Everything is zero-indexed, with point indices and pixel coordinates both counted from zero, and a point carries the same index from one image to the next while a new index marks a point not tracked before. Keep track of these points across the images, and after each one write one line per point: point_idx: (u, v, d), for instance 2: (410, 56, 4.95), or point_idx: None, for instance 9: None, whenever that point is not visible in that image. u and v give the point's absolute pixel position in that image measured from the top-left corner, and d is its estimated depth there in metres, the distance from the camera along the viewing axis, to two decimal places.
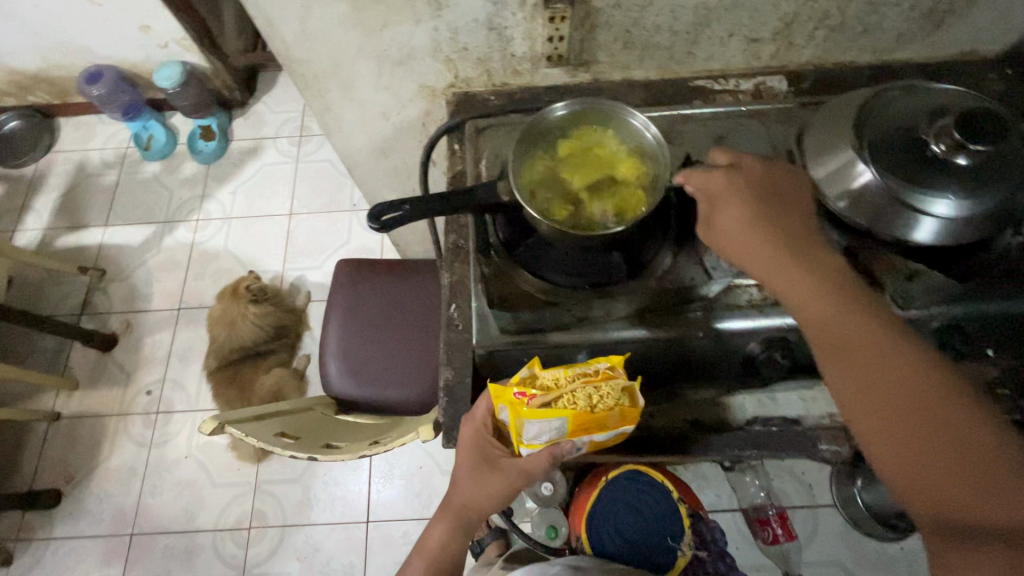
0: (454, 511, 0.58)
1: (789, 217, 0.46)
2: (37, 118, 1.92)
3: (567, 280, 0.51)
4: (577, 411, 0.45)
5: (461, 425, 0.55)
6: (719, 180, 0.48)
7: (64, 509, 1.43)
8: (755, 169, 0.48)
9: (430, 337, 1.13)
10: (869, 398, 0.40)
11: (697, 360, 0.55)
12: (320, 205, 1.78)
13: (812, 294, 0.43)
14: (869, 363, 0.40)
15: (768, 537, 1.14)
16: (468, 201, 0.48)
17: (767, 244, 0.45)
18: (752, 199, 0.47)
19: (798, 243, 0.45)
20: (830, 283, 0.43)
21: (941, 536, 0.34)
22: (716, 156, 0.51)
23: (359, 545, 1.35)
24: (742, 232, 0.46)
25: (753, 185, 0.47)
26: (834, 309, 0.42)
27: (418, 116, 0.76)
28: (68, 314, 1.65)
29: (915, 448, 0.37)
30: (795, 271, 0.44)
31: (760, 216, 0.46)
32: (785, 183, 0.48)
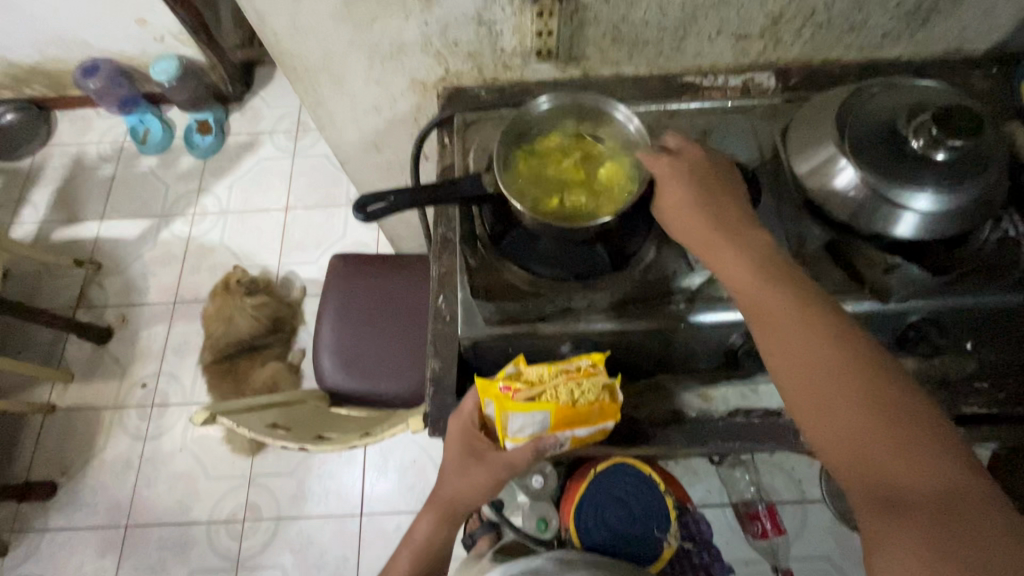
0: (442, 503, 0.58)
1: (725, 200, 0.48)
2: (33, 111, 1.92)
3: (550, 271, 0.51)
4: (560, 405, 0.47)
5: (449, 420, 0.55)
6: (661, 166, 0.49)
7: (59, 501, 1.43)
8: (697, 157, 0.50)
9: (423, 330, 1.14)
10: (798, 369, 0.39)
11: (679, 352, 0.57)
12: (316, 200, 1.78)
13: (746, 271, 0.44)
14: (799, 336, 0.40)
15: (757, 531, 1.17)
16: (453, 192, 0.48)
17: (705, 225, 0.46)
18: (692, 184, 0.48)
19: (733, 225, 0.46)
20: (762, 260, 0.44)
21: (874, 507, 0.34)
22: (665, 140, 0.52)
23: (352, 538, 1.36)
24: (682, 213, 0.47)
25: (694, 171, 0.49)
26: (770, 286, 0.42)
27: (409, 110, 0.77)
28: (64, 307, 1.66)
29: (843, 418, 0.37)
30: (731, 249, 0.45)
31: (699, 199, 0.47)
32: (723, 172, 0.50)
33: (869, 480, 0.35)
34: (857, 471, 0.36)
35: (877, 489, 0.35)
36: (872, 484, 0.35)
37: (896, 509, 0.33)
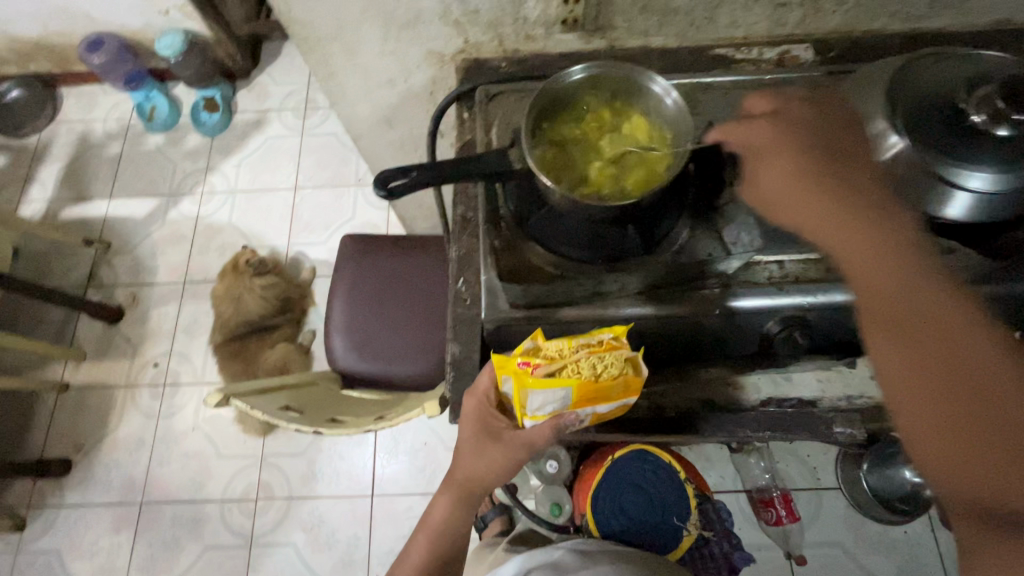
0: (458, 484, 0.57)
1: (846, 167, 0.45)
2: (39, 87, 1.89)
3: (579, 253, 0.49)
4: (583, 380, 0.43)
5: (464, 396, 0.54)
6: (765, 134, 0.48)
7: (75, 477, 1.45)
8: (807, 120, 0.48)
9: (436, 313, 1.12)
10: (906, 352, 0.39)
11: (710, 338, 0.54)
12: (324, 179, 1.75)
13: (857, 245, 0.43)
14: (914, 318, 0.39)
15: (771, 518, 1.18)
16: (478, 167, 0.46)
17: (811, 195, 0.45)
18: (800, 152, 0.47)
19: (847, 195, 0.45)
20: (878, 248, 0.42)
21: (964, 494, 0.35)
22: (755, 103, 0.50)
23: (364, 518, 1.37)
24: (785, 183, 0.46)
25: (807, 137, 0.47)
26: (884, 276, 0.41)
27: (425, 83, 0.74)
28: (74, 287, 1.65)
29: (948, 406, 0.36)
30: (840, 222, 0.44)
31: (806, 168, 0.46)
32: (846, 132, 0.47)
33: (960, 468, 0.35)
34: (952, 460, 0.35)
35: (969, 478, 0.34)
36: (964, 474, 0.35)
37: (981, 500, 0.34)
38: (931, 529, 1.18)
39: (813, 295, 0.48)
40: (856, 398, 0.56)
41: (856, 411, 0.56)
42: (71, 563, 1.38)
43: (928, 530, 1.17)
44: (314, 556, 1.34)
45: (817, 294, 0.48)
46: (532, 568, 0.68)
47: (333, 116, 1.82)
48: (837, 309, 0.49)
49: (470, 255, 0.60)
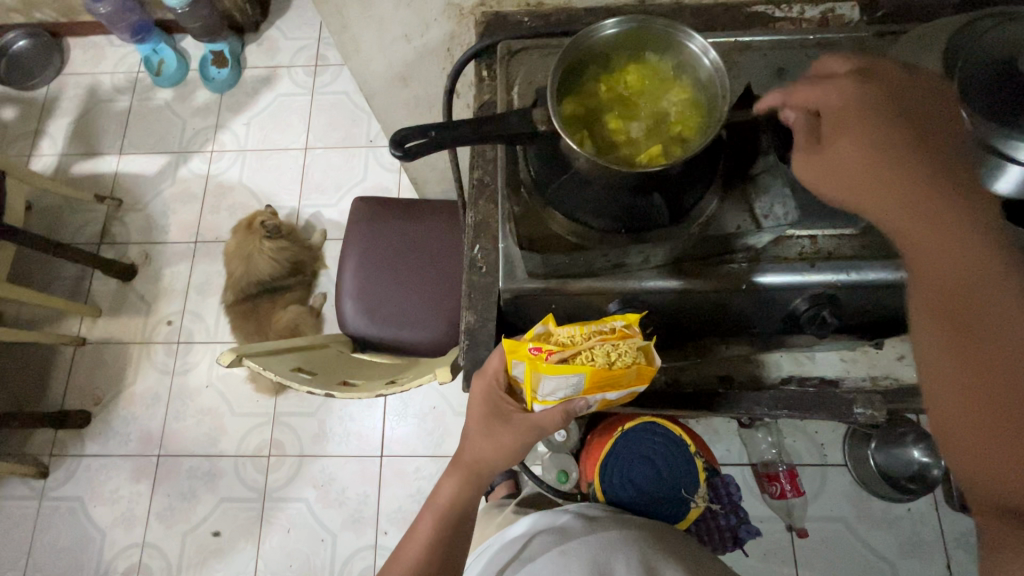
0: (466, 466, 0.58)
1: (921, 143, 0.38)
2: (45, 38, 1.85)
3: (599, 222, 0.45)
4: (597, 368, 0.43)
5: (474, 377, 0.55)
6: (845, 93, 0.40)
7: (94, 429, 1.49)
8: (890, 86, 0.40)
9: (448, 279, 1.11)
10: (961, 360, 0.35)
11: (734, 314, 0.53)
12: (335, 139, 1.72)
13: (924, 236, 0.37)
14: (981, 320, 0.34)
15: (775, 491, 1.17)
16: (502, 128, 0.43)
17: (881, 172, 0.38)
18: (872, 122, 0.39)
19: (928, 173, 0.37)
20: (951, 226, 0.36)
21: (995, 517, 0.32)
22: (829, 64, 0.43)
23: (373, 477, 1.40)
24: (846, 159, 0.39)
25: (888, 104, 0.39)
26: (954, 258, 0.36)
27: (443, 38, 0.70)
28: (87, 243, 1.66)
29: (996, 422, 0.33)
30: (911, 207, 0.37)
31: (883, 137, 0.38)
32: (930, 105, 0.40)
33: (996, 484, 0.32)
34: (990, 481, 0.32)
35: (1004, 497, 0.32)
36: (1002, 499, 0.32)
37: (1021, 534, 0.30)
38: (934, 508, 1.18)
39: (845, 273, 0.46)
40: (880, 377, 0.57)
41: (878, 393, 0.56)
42: (92, 510, 1.43)
43: (932, 508, 1.18)
44: (325, 511, 1.38)
45: (848, 273, 0.46)
46: (541, 531, 0.70)
47: (344, 74, 1.77)
48: (869, 288, 0.47)
49: (486, 221, 0.59)
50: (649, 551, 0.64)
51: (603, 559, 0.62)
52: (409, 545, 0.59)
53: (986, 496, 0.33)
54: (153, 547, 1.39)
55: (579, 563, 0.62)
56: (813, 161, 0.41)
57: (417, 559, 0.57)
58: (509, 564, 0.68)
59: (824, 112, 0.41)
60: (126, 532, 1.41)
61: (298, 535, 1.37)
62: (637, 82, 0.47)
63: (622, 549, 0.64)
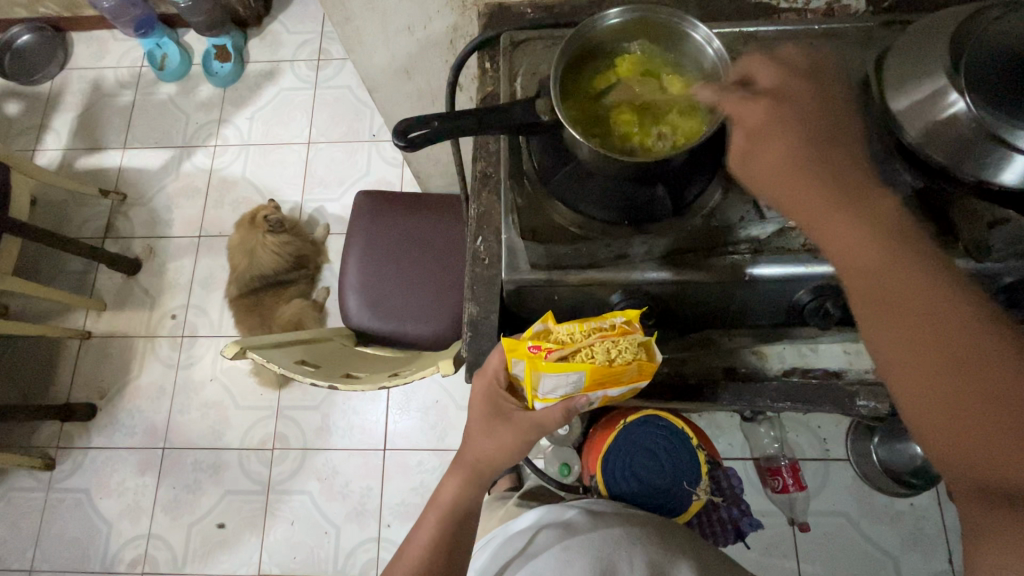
0: (467, 464, 0.59)
1: (838, 150, 0.39)
2: (49, 33, 1.85)
3: (604, 214, 0.46)
4: (596, 365, 0.43)
5: (475, 377, 0.55)
6: (758, 108, 0.40)
7: (100, 421, 1.50)
8: (803, 97, 0.40)
9: (451, 273, 1.11)
10: (909, 352, 0.36)
11: (735, 306, 0.53)
12: (338, 134, 1.72)
13: (858, 239, 0.37)
14: (914, 316, 0.36)
15: (777, 485, 1.17)
16: (506, 118, 0.43)
17: (807, 184, 0.38)
18: (795, 136, 0.39)
19: (845, 177, 0.38)
20: (875, 227, 0.37)
21: (976, 501, 0.33)
22: (759, 75, 0.42)
23: (376, 471, 1.40)
24: (779, 177, 0.39)
25: (806, 116, 0.40)
26: (880, 259, 0.37)
27: (446, 30, 0.70)
28: (92, 237, 1.67)
29: (959, 413, 0.34)
30: (839, 213, 0.38)
31: (802, 149, 0.39)
32: (838, 112, 0.40)
33: (973, 473, 0.33)
34: (966, 467, 0.34)
35: (981, 484, 0.33)
36: (976, 482, 0.33)
37: (1002, 513, 0.32)
38: (937, 503, 1.18)
39: None
40: None
41: (882, 385, 0.55)
42: (99, 502, 1.44)
43: (935, 503, 1.18)
44: (329, 504, 1.39)
45: None
46: (546, 525, 0.71)
47: (347, 68, 1.77)
48: None
49: (489, 213, 0.59)
50: (653, 549, 0.64)
51: (608, 557, 0.62)
52: (412, 546, 0.60)
53: (963, 481, 0.34)
54: (159, 538, 1.41)
55: (581, 559, 0.62)
56: (749, 177, 0.41)
57: (422, 558, 0.57)
58: (513, 559, 0.69)
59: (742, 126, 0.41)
60: (132, 524, 1.42)
61: (302, 528, 1.38)
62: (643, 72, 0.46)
63: (627, 546, 0.64)
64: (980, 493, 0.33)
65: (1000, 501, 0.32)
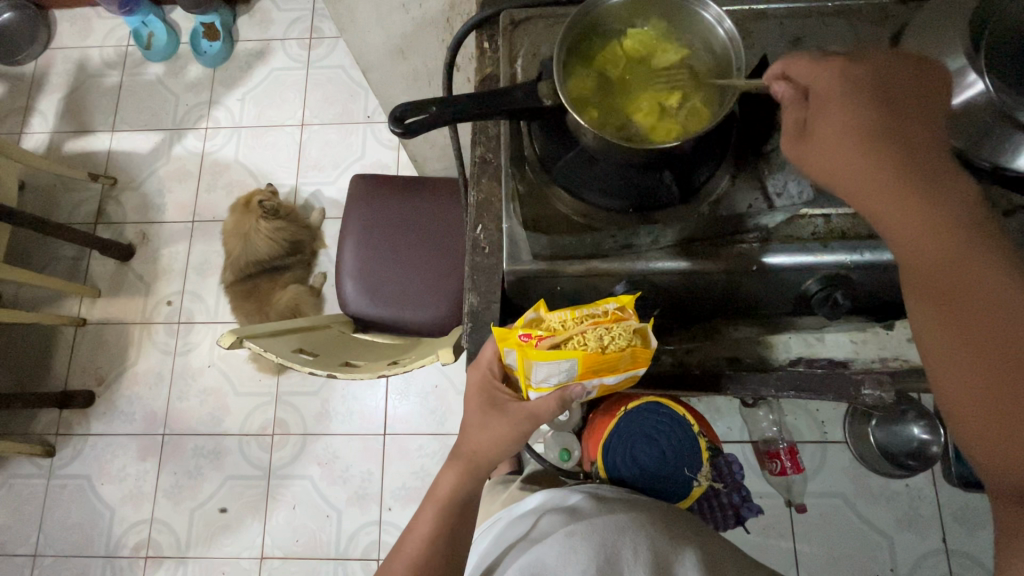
0: (464, 456, 0.59)
1: (914, 126, 0.37)
2: (30, 10, 1.79)
3: (609, 203, 0.45)
4: (588, 353, 0.43)
5: (469, 368, 0.58)
6: (832, 76, 0.38)
7: (98, 408, 1.50)
8: (882, 67, 0.38)
9: (450, 259, 1.10)
10: (958, 343, 0.36)
11: (744, 296, 0.52)
12: (332, 115, 1.68)
13: (916, 223, 0.36)
14: (974, 315, 0.35)
15: (775, 468, 1.17)
16: (506, 102, 0.41)
17: (870, 161, 0.36)
18: (864, 105, 0.37)
19: (914, 159, 0.36)
20: (940, 214, 0.36)
21: (1007, 503, 0.34)
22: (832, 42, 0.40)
23: (376, 455, 1.41)
24: (837, 152, 0.37)
25: (882, 87, 0.37)
26: (942, 249, 0.36)
27: (442, 9, 0.68)
28: (83, 223, 1.64)
29: (1009, 420, 0.33)
30: (902, 196, 0.36)
31: (869, 124, 0.36)
32: (924, 80, 0.38)
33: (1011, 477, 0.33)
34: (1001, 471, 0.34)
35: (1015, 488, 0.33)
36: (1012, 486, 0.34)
37: None
38: (932, 484, 1.19)
39: (860, 253, 0.45)
40: (890, 359, 0.56)
41: (887, 373, 0.55)
42: (100, 488, 1.45)
43: (930, 484, 1.19)
44: (330, 488, 1.40)
45: (863, 253, 0.45)
46: (549, 510, 0.71)
47: (340, 47, 1.72)
48: (883, 268, 0.46)
49: (489, 200, 0.57)
50: (656, 535, 0.64)
51: (611, 545, 0.61)
52: (410, 538, 0.59)
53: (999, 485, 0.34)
54: (161, 523, 1.42)
55: (587, 546, 0.61)
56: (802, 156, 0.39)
57: (418, 556, 0.56)
58: (517, 542, 0.68)
59: (811, 96, 0.38)
60: (134, 509, 1.43)
61: (303, 511, 1.38)
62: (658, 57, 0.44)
63: (631, 534, 0.63)
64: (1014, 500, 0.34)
65: None
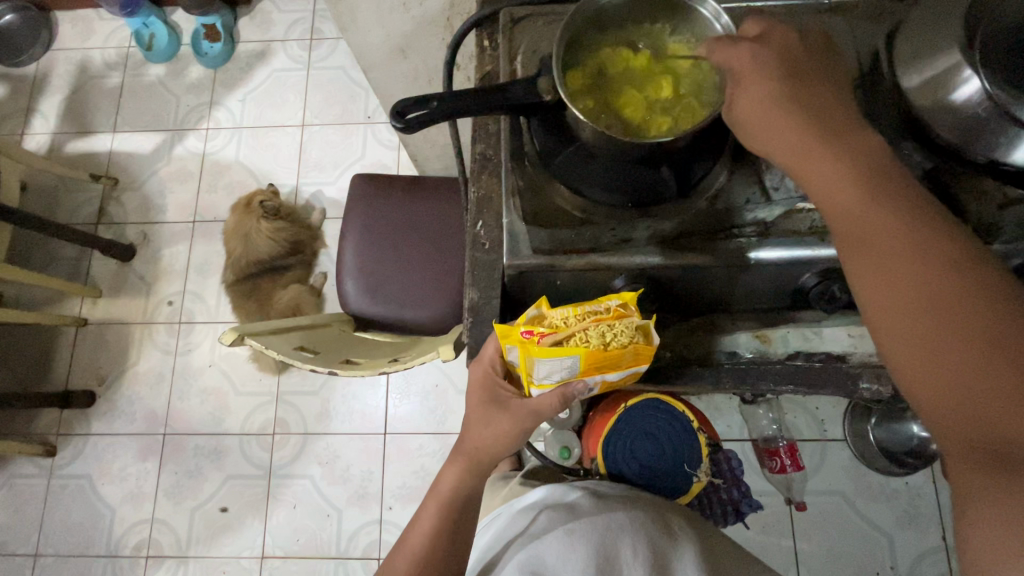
0: (466, 454, 0.60)
1: (824, 93, 0.39)
2: (32, 12, 1.80)
3: (607, 197, 0.45)
4: (590, 349, 0.43)
5: (471, 364, 0.57)
6: (745, 50, 0.40)
7: (98, 408, 1.50)
8: (789, 40, 0.40)
9: (450, 257, 1.10)
10: (889, 292, 0.36)
11: (742, 290, 0.53)
12: (333, 116, 1.68)
13: (839, 177, 0.38)
14: (899, 262, 0.36)
15: (775, 466, 1.19)
16: (506, 98, 0.42)
17: (792, 124, 0.39)
18: (777, 74, 0.39)
19: (829, 120, 0.39)
20: (859, 168, 0.38)
21: (966, 452, 0.33)
22: (743, 28, 0.42)
23: (376, 454, 1.41)
24: (769, 116, 0.39)
25: (791, 60, 0.40)
26: (865, 201, 0.37)
27: (442, 8, 0.69)
28: (84, 223, 1.64)
29: (946, 360, 0.34)
30: (824, 153, 0.38)
31: (784, 90, 0.39)
32: (824, 55, 0.41)
33: (960, 420, 0.33)
34: (952, 416, 0.33)
35: (968, 433, 0.33)
36: (963, 430, 0.33)
37: (997, 464, 0.31)
38: (932, 482, 1.19)
39: None
40: None
41: (889, 368, 0.55)
42: (101, 487, 1.45)
43: (930, 482, 1.19)
44: (330, 488, 1.40)
45: None
46: (550, 506, 0.71)
47: (340, 48, 1.73)
48: None
49: (489, 197, 0.57)
50: (656, 534, 0.64)
51: (611, 543, 0.62)
52: (412, 534, 0.60)
53: (952, 433, 0.34)
54: (162, 522, 1.42)
55: (586, 543, 0.61)
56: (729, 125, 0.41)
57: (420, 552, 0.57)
58: (517, 538, 0.69)
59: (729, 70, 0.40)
60: (135, 509, 1.43)
61: (304, 511, 1.39)
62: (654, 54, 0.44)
63: (630, 533, 0.63)
64: (969, 447, 0.33)
65: (998, 457, 0.31)
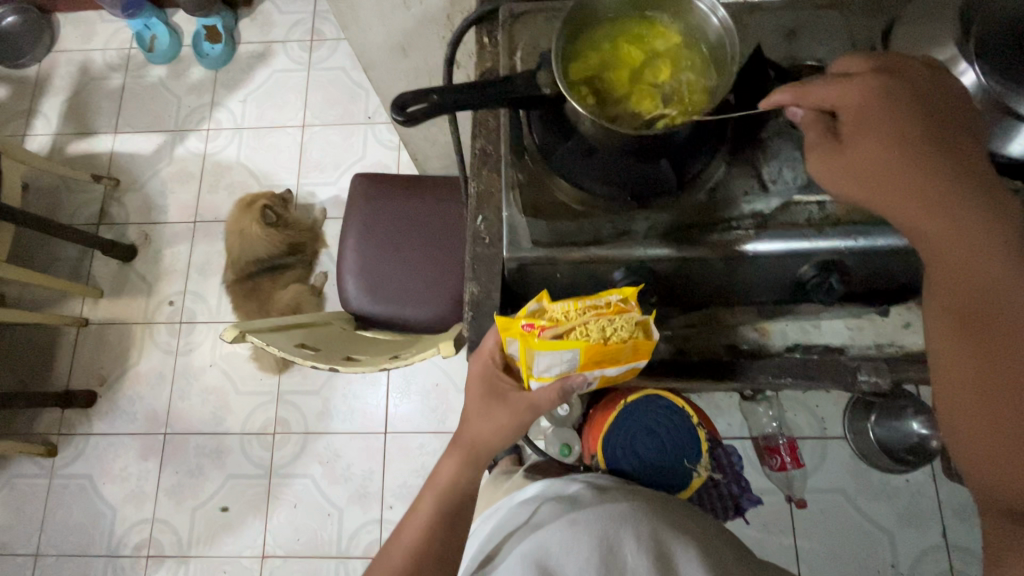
0: (466, 445, 0.60)
1: (948, 146, 0.40)
2: (33, 14, 1.81)
3: (605, 190, 0.45)
4: (591, 343, 0.43)
5: (471, 359, 0.58)
6: (870, 96, 0.40)
7: (100, 408, 1.50)
8: (916, 85, 0.40)
9: (450, 255, 1.11)
10: (977, 357, 0.40)
11: (740, 283, 0.53)
12: (333, 116, 1.69)
13: (952, 245, 0.40)
14: (995, 330, 0.39)
15: (775, 464, 1.18)
16: (505, 91, 0.42)
17: (907, 183, 0.39)
18: (899, 128, 0.39)
19: (950, 179, 0.39)
20: (971, 236, 0.39)
21: (999, 497, 0.39)
22: (845, 65, 0.42)
23: (377, 454, 1.41)
24: (882, 175, 0.40)
25: (918, 108, 0.40)
26: (979, 267, 0.39)
27: (442, 6, 0.69)
28: (86, 224, 1.65)
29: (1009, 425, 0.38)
30: (939, 219, 0.39)
31: (906, 146, 0.39)
32: (951, 97, 0.40)
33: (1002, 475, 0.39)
34: (992, 468, 0.40)
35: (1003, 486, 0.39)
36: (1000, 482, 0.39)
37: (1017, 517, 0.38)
38: (933, 480, 1.19)
39: (853, 239, 0.46)
40: (886, 346, 0.57)
41: (883, 360, 0.57)
42: (102, 487, 1.45)
43: (930, 480, 1.19)
44: (331, 487, 1.40)
45: (856, 239, 0.46)
46: (550, 498, 0.71)
47: (341, 49, 1.74)
48: (878, 253, 0.46)
49: (489, 191, 0.58)
50: (657, 523, 0.64)
51: (613, 532, 0.62)
52: (408, 526, 0.60)
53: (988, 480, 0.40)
54: (163, 522, 1.42)
55: (589, 533, 0.62)
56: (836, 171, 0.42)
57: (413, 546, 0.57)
58: (518, 530, 0.69)
59: (845, 115, 0.41)
60: (136, 508, 1.43)
61: (305, 510, 1.39)
62: (662, 48, 0.45)
63: (632, 523, 0.63)
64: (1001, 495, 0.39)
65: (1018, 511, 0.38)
